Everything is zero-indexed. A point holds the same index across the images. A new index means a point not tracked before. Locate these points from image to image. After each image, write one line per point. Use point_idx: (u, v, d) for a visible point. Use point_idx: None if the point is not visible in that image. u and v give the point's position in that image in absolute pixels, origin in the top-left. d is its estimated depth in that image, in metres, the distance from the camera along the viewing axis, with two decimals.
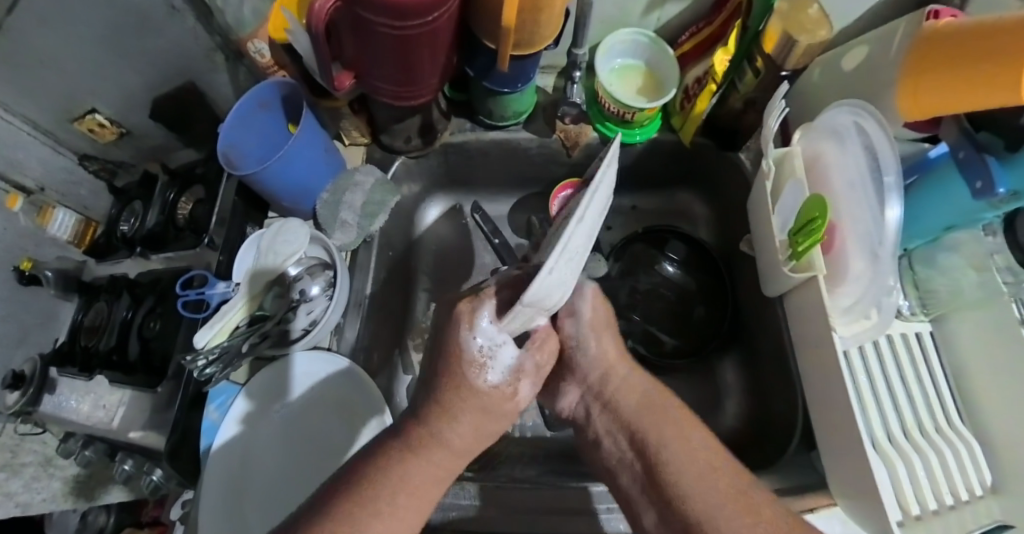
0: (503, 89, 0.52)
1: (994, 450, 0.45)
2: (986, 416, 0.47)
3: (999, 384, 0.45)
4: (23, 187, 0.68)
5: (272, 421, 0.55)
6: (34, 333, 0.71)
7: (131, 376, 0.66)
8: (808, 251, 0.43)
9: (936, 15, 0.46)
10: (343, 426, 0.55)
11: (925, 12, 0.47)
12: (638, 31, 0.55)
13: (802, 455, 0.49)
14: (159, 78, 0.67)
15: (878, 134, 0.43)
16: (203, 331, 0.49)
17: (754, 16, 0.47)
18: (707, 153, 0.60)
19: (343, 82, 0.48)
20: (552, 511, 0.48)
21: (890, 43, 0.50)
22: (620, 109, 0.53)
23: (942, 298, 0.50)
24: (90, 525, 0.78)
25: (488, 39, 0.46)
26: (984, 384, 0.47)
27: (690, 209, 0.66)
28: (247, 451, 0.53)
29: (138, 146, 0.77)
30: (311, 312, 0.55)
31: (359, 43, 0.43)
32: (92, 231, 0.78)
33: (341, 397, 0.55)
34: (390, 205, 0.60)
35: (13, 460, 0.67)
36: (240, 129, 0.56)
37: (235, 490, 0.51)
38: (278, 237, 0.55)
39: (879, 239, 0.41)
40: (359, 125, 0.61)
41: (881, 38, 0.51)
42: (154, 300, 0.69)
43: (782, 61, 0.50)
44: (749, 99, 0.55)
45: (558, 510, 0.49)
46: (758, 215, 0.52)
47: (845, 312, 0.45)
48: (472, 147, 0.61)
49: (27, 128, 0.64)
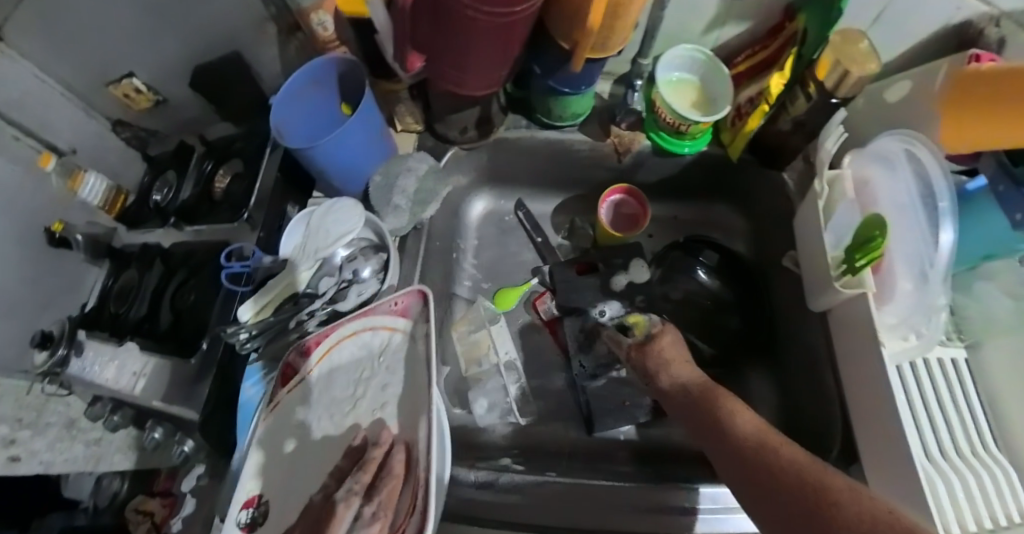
0: (565, 89, 0.53)
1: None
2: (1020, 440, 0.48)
3: None
4: (55, 148, 0.67)
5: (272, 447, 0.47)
6: (58, 297, 0.71)
7: (161, 344, 0.66)
8: (863, 268, 0.45)
9: (978, 58, 0.47)
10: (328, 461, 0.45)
11: (968, 55, 0.47)
12: (695, 48, 0.56)
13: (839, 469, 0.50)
14: (202, 49, 0.67)
15: (932, 161, 0.44)
16: (245, 306, 0.52)
17: (806, 46, 0.50)
18: (751, 170, 0.62)
19: (414, 63, 0.50)
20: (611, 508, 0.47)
21: (932, 81, 0.50)
22: (676, 120, 0.54)
23: (975, 324, 0.52)
24: (104, 489, 0.79)
25: (563, 40, 0.47)
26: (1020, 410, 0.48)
27: (728, 222, 0.68)
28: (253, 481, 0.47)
29: (174, 117, 0.77)
30: (362, 293, 0.55)
31: (441, 28, 0.44)
32: (122, 200, 0.76)
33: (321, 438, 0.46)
34: (441, 195, 0.60)
35: (38, 420, 0.67)
36: (291, 104, 0.56)
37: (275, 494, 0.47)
38: (327, 216, 0.55)
39: (931, 262, 0.42)
40: (414, 111, 0.61)
41: (921, 75, 0.52)
42: (184, 274, 0.70)
43: (833, 88, 0.51)
44: (798, 121, 0.56)
45: (619, 507, 0.47)
46: (806, 232, 0.54)
47: (889, 329, 0.46)
48: (524, 144, 0.61)
49: (60, 88, 0.65)
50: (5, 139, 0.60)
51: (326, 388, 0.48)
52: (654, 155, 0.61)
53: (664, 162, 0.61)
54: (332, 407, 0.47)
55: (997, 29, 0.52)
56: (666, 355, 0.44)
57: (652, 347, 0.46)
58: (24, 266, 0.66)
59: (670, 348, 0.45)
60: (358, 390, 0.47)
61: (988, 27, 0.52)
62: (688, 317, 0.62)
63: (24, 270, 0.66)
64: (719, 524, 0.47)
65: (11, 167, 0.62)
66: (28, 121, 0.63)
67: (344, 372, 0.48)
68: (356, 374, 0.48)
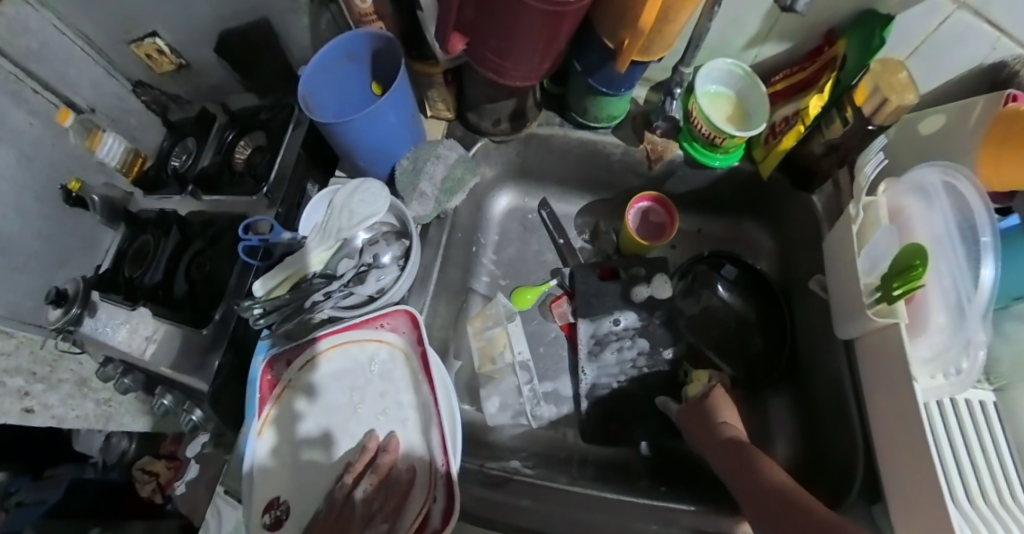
0: (604, 89, 0.51)
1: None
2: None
3: None
4: (74, 105, 0.68)
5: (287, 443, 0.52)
6: (75, 256, 0.73)
7: (176, 312, 0.65)
8: (898, 297, 0.43)
9: (1014, 98, 0.47)
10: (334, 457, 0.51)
11: (1004, 94, 0.47)
12: (735, 63, 0.55)
13: (861, 509, 0.49)
14: (228, 17, 0.66)
15: (975, 197, 0.43)
16: (263, 281, 0.52)
17: (846, 70, 0.50)
18: (782, 191, 0.61)
19: (455, 44, 0.48)
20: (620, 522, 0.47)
21: (967, 116, 0.50)
22: (711, 131, 0.53)
23: (1006, 366, 0.50)
24: (113, 446, 0.81)
25: (609, 39, 0.46)
26: None
27: (755, 239, 0.67)
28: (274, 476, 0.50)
29: (197, 83, 0.77)
30: (381, 279, 0.53)
31: (491, 13, 0.43)
32: (140, 163, 0.77)
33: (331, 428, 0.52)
34: (467, 186, 0.59)
35: (52, 374, 0.69)
36: (323, 77, 0.56)
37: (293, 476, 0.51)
38: (353, 197, 0.54)
39: (970, 296, 0.42)
40: (446, 96, 0.60)
41: (957, 110, 0.52)
42: (201, 244, 0.70)
43: (871, 116, 0.50)
44: (832, 145, 0.55)
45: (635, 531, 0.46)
46: (837, 256, 0.52)
47: (923, 363, 0.44)
48: (556, 142, 0.60)
49: (81, 41, 0.66)
50: (24, 91, 0.61)
51: (326, 401, 0.53)
52: (685, 165, 0.60)
53: (696, 173, 0.60)
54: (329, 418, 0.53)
55: None
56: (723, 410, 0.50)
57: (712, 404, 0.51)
58: (40, 222, 0.67)
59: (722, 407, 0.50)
60: (357, 397, 0.54)
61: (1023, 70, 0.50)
62: (712, 335, 0.62)
63: (44, 227, 0.68)
64: None
65: (30, 120, 0.63)
66: (48, 75, 0.64)
67: (336, 381, 0.54)
68: (349, 381, 0.54)
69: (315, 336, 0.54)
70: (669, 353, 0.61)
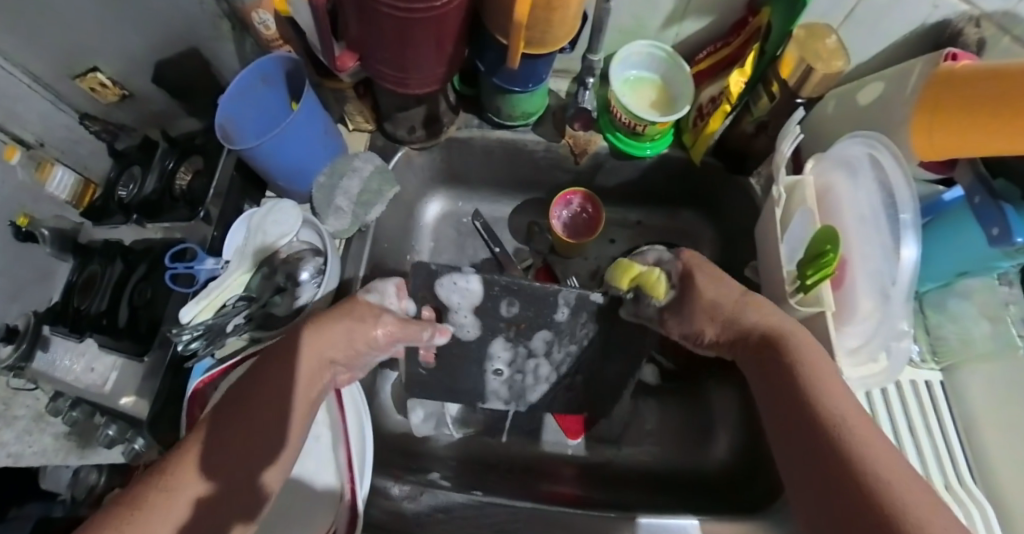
0: (513, 88, 0.50)
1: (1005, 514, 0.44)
2: (995, 468, 0.46)
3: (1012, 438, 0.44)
4: (21, 140, 0.64)
5: None
6: (28, 289, 0.69)
7: (117, 341, 0.63)
8: (814, 285, 0.41)
9: (954, 57, 0.43)
10: None
11: (943, 53, 0.43)
12: (655, 45, 0.52)
13: None
14: (159, 46, 0.63)
15: (896, 172, 0.40)
16: (189, 306, 0.49)
17: (770, 42, 0.46)
18: (718, 175, 0.58)
19: (345, 64, 0.46)
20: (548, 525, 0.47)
21: (906, 80, 0.47)
22: (631, 120, 0.51)
23: (954, 348, 0.49)
24: (81, 480, 0.78)
25: (501, 35, 0.44)
26: (1000, 447, 0.45)
27: (697, 231, 0.64)
28: None
29: (141, 111, 0.72)
30: (297, 298, 0.52)
31: (366, 21, 0.41)
32: (91, 193, 0.74)
33: None
34: (387, 197, 0.57)
35: (7, 411, 0.71)
36: (239, 100, 0.53)
37: None
38: (268, 217, 0.54)
39: (893, 278, 0.39)
40: (363, 110, 0.58)
41: (897, 76, 0.48)
42: (144, 268, 0.66)
43: (798, 87, 0.48)
44: (762, 123, 0.52)
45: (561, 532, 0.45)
46: (764, 241, 0.49)
47: (851, 353, 0.42)
48: (476, 144, 0.59)
49: (27, 79, 0.60)
50: None
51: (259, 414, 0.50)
52: (612, 157, 0.58)
53: (624, 165, 0.58)
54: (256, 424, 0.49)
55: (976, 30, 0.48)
56: (717, 301, 0.43)
57: (698, 290, 0.44)
58: None
59: (711, 290, 0.44)
60: None
61: (967, 28, 0.48)
62: None
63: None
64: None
65: None
66: None
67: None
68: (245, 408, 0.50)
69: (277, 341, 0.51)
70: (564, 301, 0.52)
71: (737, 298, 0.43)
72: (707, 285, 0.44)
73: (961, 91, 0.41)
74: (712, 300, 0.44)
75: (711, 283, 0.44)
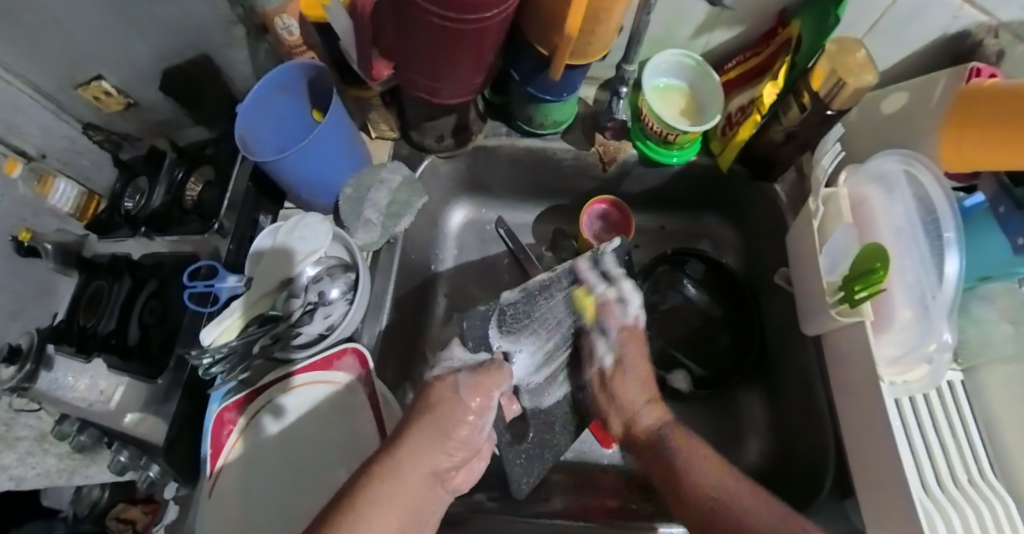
0: (547, 97, 0.50)
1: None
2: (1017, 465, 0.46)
3: None
4: (24, 153, 0.61)
5: (256, 470, 0.50)
6: (29, 306, 0.66)
7: (128, 362, 0.59)
8: (862, 300, 0.41)
9: (977, 73, 0.45)
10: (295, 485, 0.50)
11: (969, 67, 0.45)
12: (684, 54, 0.52)
13: (833, 504, 0.48)
14: (170, 54, 0.60)
15: (935, 186, 0.42)
16: (210, 328, 0.47)
17: (801, 53, 0.47)
18: (742, 182, 0.59)
19: (380, 71, 0.46)
20: None
21: (930, 93, 0.48)
22: (664, 129, 0.51)
23: (974, 347, 0.50)
24: (84, 497, 0.74)
25: (541, 45, 0.43)
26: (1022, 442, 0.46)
27: (718, 233, 0.66)
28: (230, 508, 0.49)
29: (146, 119, 0.69)
30: (329, 317, 0.51)
31: (407, 32, 0.40)
32: (95, 205, 0.70)
33: (285, 454, 0.51)
34: (416, 207, 0.57)
35: (8, 433, 0.66)
36: (261, 111, 0.52)
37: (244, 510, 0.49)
38: (295, 231, 0.52)
39: (933, 293, 0.40)
40: (387, 117, 0.58)
41: (919, 86, 0.50)
42: (155, 284, 0.63)
43: (829, 100, 0.47)
44: (790, 133, 0.52)
45: None
46: (800, 251, 0.50)
47: (891, 362, 0.42)
48: (504, 152, 0.59)
49: (28, 89, 0.58)
50: None
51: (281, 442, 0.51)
52: (640, 164, 0.58)
53: (652, 172, 0.59)
54: (279, 447, 0.51)
55: (995, 41, 0.49)
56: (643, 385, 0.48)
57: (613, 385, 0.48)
58: None
59: (630, 369, 0.49)
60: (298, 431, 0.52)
61: (986, 39, 0.50)
62: (677, 334, 0.61)
63: None
64: None
65: None
66: None
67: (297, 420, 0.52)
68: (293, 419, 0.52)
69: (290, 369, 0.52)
70: (506, 297, 0.53)
71: (644, 399, 0.48)
72: (632, 353, 0.49)
73: (989, 105, 0.43)
74: (629, 398, 0.47)
75: (638, 351, 0.49)
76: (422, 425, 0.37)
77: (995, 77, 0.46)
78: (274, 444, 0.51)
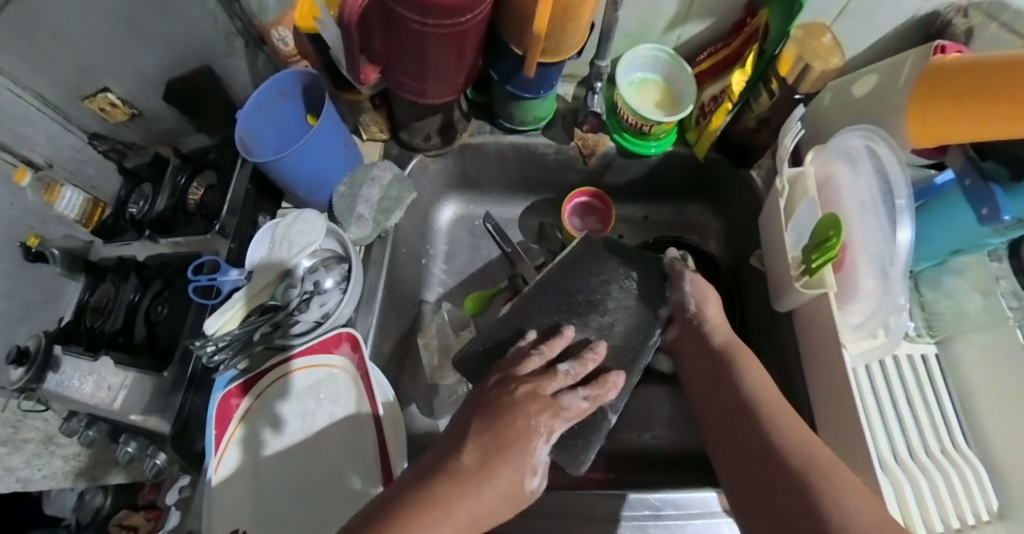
0: (526, 94, 0.53)
1: (1000, 475, 0.46)
2: (991, 436, 0.48)
3: (1003, 405, 0.47)
4: (31, 163, 0.64)
5: (263, 472, 0.52)
6: (36, 311, 0.68)
7: (137, 358, 0.62)
8: (821, 267, 0.44)
9: (942, 50, 0.48)
10: (303, 497, 0.52)
11: (934, 46, 0.48)
12: (658, 48, 0.56)
13: None
14: (174, 65, 0.64)
15: (892, 159, 0.44)
16: (213, 318, 0.49)
17: (768, 41, 0.49)
18: (720, 168, 0.62)
19: (368, 75, 0.48)
20: (584, 519, 0.49)
21: (898, 74, 0.51)
22: (638, 120, 0.54)
23: (948, 321, 0.52)
24: (88, 504, 0.68)
25: (515, 44, 0.47)
26: (991, 411, 0.48)
27: (700, 222, 0.68)
28: (236, 510, 0.50)
29: (149, 128, 0.72)
30: (324, 304, 0.54)
31: (387, 38, 0.43)
32: (99, 212, 0.73)
33: (298, 455, 0.53)
34: (405, 203, 0.60)
35: (15, 436, 0.67)
36: (260, 116, 0.55)
37: (252, 515, 0.50)
38: (292, 228, 0.54)
39: (892, 258, 0.42)
40: (378, 120, 0.61)
41: (890, 68, 0.52)
42: (162, 284, 0.66)
43: (796, 84, 0.51)
44: (763, 119, 0.55)
45: (593, 518, 0.49)
46: (769, 229, 0.52)
47: (854, 330, 0.46)
48: (489, 149, 0.62)
49: (36, 102, 0.60)
50: None
51: (286, 429, 0.54)
52: (620, 156, 0.61)
53: (632, 163, 0.62)
54: (290, 449, 0.53)
55: (963, 19, 0.53)
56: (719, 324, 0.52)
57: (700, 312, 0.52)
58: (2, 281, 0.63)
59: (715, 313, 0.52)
60: (308, 435, 0.54)
61: (956, 18, 0.54)
62: None
63: (7, 284, 0.64)
64: (679, 528, 0.49)
65: None
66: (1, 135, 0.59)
67: (295, 404, 0.55)
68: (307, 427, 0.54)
69: (289, 354, 0.54)
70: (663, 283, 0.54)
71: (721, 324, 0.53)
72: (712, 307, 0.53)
73: (955, 79, 0.45)
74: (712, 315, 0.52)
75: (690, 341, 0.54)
76: (496, 458, 0.35)
77: (960, 53, 0.48)
78: (287, 455, 0.53)
